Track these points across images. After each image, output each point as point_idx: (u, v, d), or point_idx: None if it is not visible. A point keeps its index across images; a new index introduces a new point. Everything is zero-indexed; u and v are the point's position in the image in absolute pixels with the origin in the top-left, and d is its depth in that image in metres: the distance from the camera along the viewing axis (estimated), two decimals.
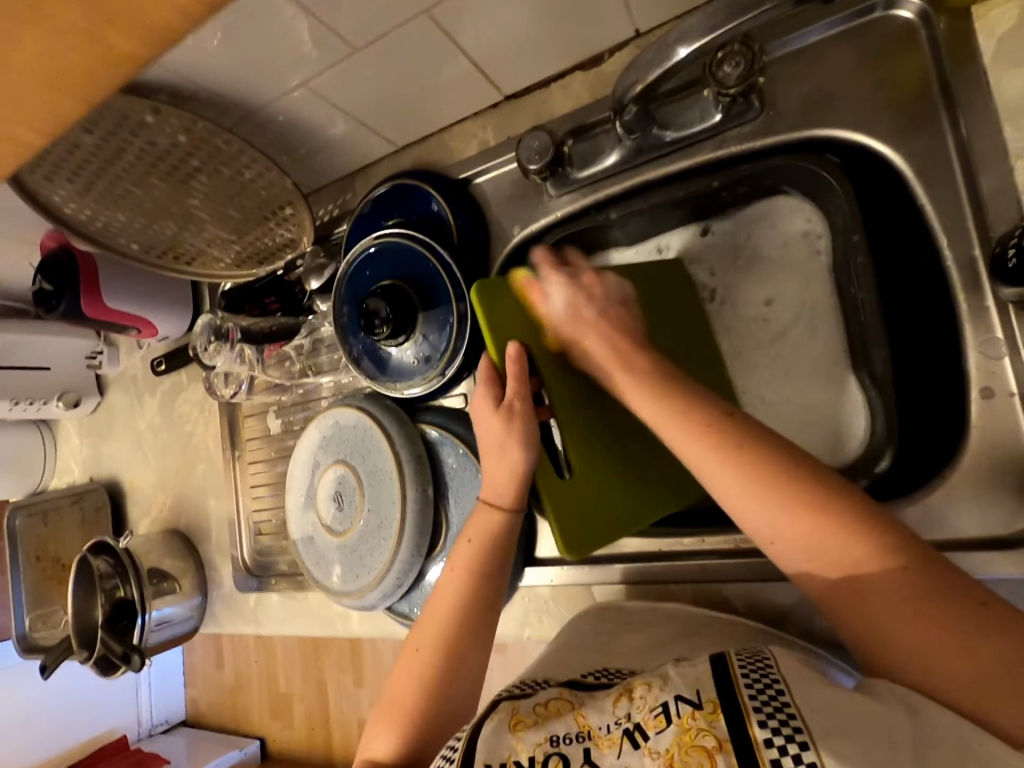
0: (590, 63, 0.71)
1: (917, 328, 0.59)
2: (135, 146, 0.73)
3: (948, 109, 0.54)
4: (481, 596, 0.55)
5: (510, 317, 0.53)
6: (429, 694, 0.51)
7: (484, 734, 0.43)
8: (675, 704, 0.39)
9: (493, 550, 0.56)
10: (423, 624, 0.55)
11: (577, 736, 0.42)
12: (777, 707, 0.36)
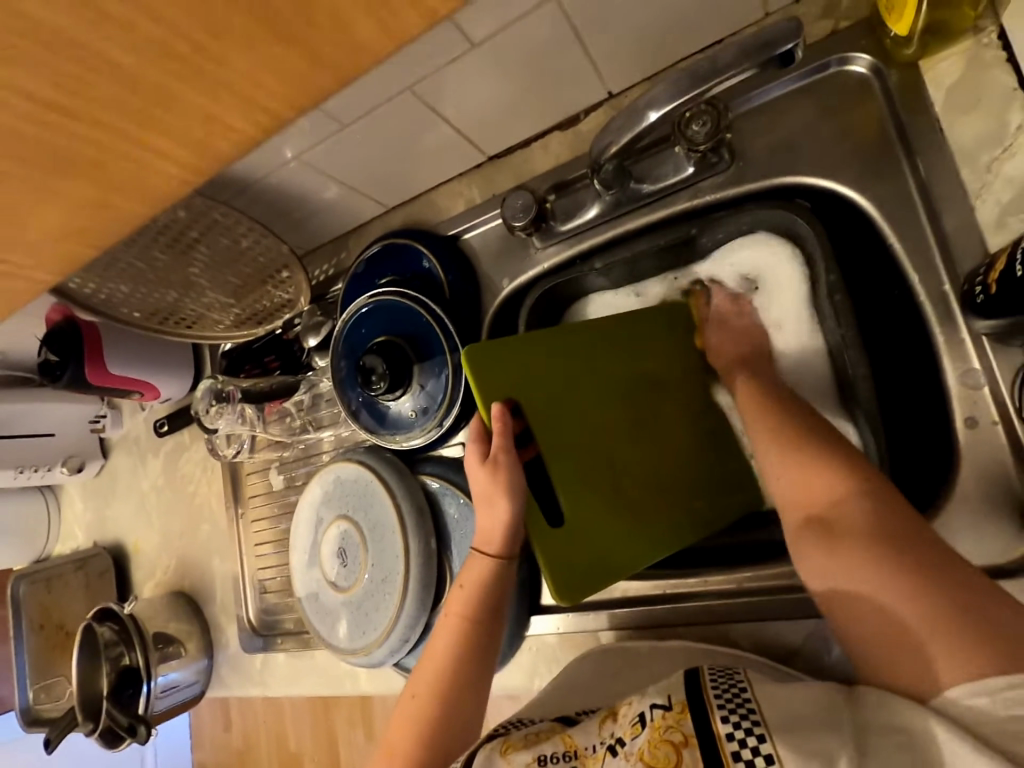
0: (566, 123, 0.75)
1: (899, 359, 0.61)
2: (137, 223, 0.77)
3: (906, 154, 0.57)
4: (474, 645, 0.57)
5: (504, 378, 0.53)
6: (426, 741, 0.53)
7: (479, 760, 0.47)
8: (649, 711, 0.44)
9: (484, 597, 0.57)
10: (422, 668, 0.57)
11: (563, 756, 0.47)
12: (742, 710, 0.41)
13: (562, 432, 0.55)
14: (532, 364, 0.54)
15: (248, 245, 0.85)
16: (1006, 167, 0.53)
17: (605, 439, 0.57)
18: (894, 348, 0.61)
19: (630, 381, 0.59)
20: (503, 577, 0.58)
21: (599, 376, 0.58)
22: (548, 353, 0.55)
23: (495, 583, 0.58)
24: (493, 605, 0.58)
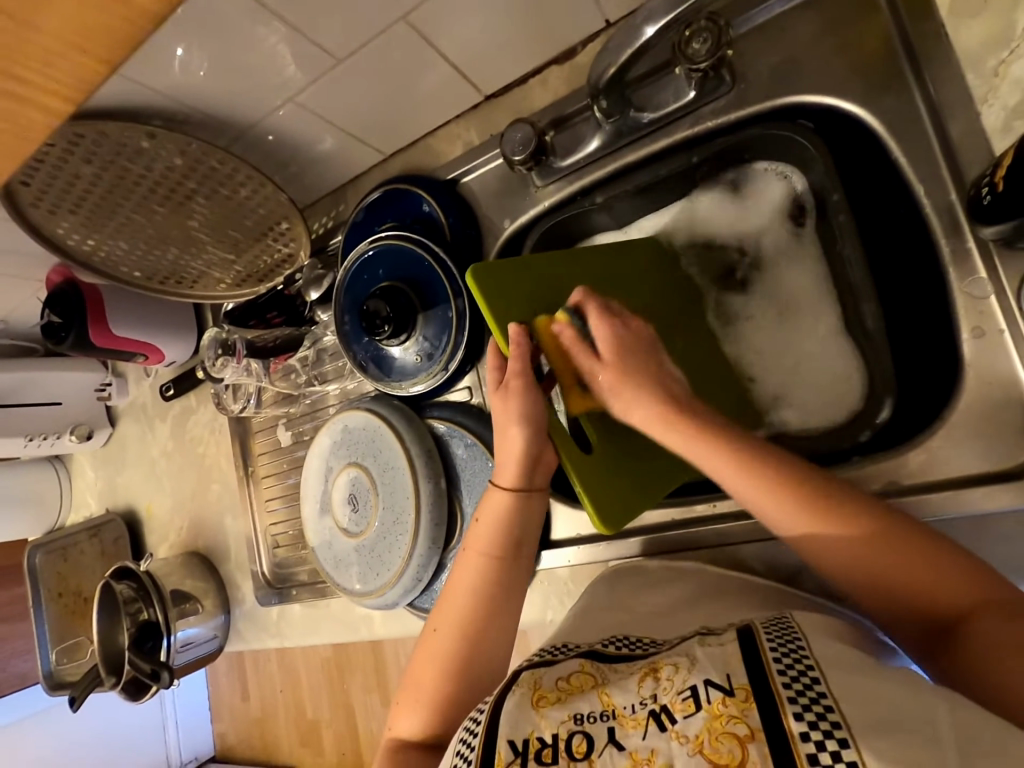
0: (564, 56, 0.73)
1: (904, 278, 0.61)
2: (134, 173, 0.76)
3: (912, 66, 0.56)
4: (499, 581, 0.55)
5: (512, 299, 0.54)
6: (449, 680, 0.52)
7: (508, 708, 0.43)
8: (704, 689, 0.40)
9: (508, 534, 0.56)
10: (444, 604, 0.55)
11: (601, 715, 0.42)
12: (811, 692, 0.38)
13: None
14: (538, 290, 0.55)
15: (247, 195, 0.83)
16: (1014, 70, 0.52)
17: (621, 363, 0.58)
18: (902, 269, 0.61)
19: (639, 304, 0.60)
20: (524, 509, 0.57)
21: (603, 303, 0.59)
22: (553, 280, 0.56)
23: (517, 515, 0.56)
24: (515, 537, 0.56)
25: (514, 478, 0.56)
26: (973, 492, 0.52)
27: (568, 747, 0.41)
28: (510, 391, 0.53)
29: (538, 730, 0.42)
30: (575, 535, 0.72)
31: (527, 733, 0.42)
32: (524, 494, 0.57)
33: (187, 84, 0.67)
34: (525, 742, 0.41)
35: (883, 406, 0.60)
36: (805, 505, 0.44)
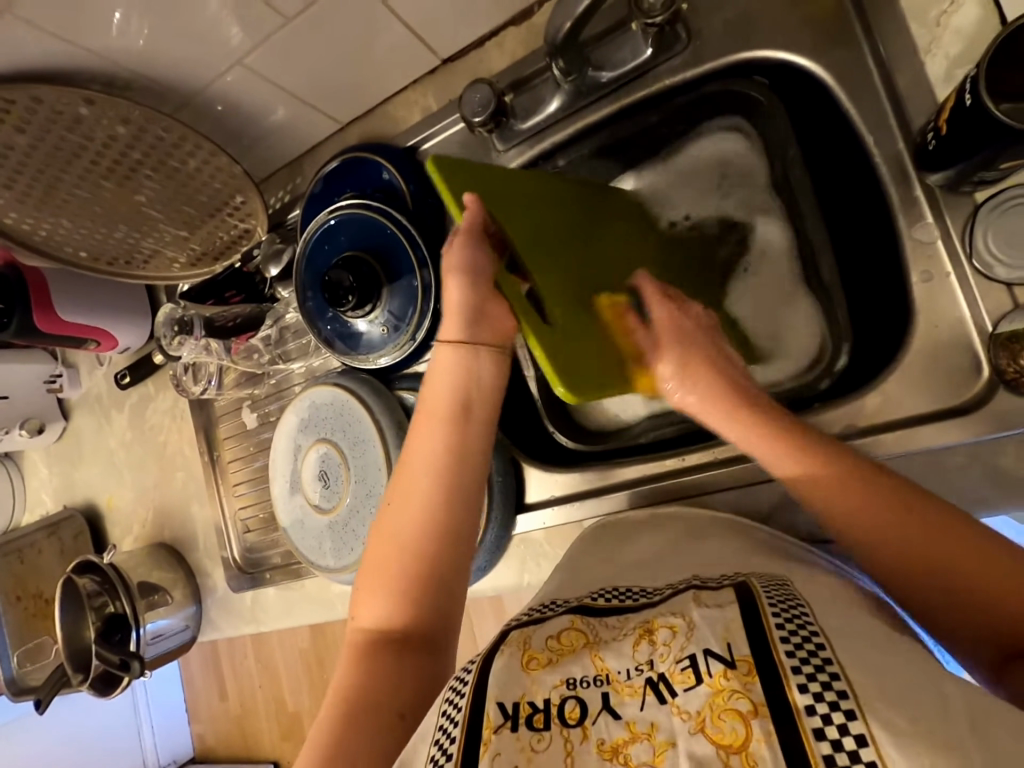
0: (521, 17, 0.72)
1: (858, 229, 0.63)
2: (72, 143, 0.72)
3: (860, 20, 0.57)
4: (458, 444, 0.54)
5: (478, 182, 0.50)
6: (408, 558, 0.50)
7: (496, 669, 0.44)
8: (703, 659, 0.40)
9: (459, 397, 0.55)
10: (398, 483, 0.54)
11: (595, 680, 0.42)
12: (817, 661, 0.38)
13: (541, 244, 0.52)
14: (504, 184, 0.52)
15: (197, 166, 0.80)
16: (955, 20, 0.53)
17: (586, 264, 0.56)
18: (856, 221, 0.63)
19: (599, 226, 0.59)
20: (475, 361, 0.56)
21: (570, 217, 0.56)
22: (515, 179, 0.53)
23: (469, 381, 0.55)
24: (468, 405, 0.55)
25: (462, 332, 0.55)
26: (926, 429, 0.54)
27: (560, 712, 0.41)
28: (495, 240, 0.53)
29: (528, 695, 0.42)
30: (548, 496, 0.73)
31: (517, 697, 0.42)
32: (477, 355, 0.56)
33: (125, 45, 0.63)
34: (515, 704, 0.42)
35: (842, 354, 0.63)
36: (796, 453, 0.47)
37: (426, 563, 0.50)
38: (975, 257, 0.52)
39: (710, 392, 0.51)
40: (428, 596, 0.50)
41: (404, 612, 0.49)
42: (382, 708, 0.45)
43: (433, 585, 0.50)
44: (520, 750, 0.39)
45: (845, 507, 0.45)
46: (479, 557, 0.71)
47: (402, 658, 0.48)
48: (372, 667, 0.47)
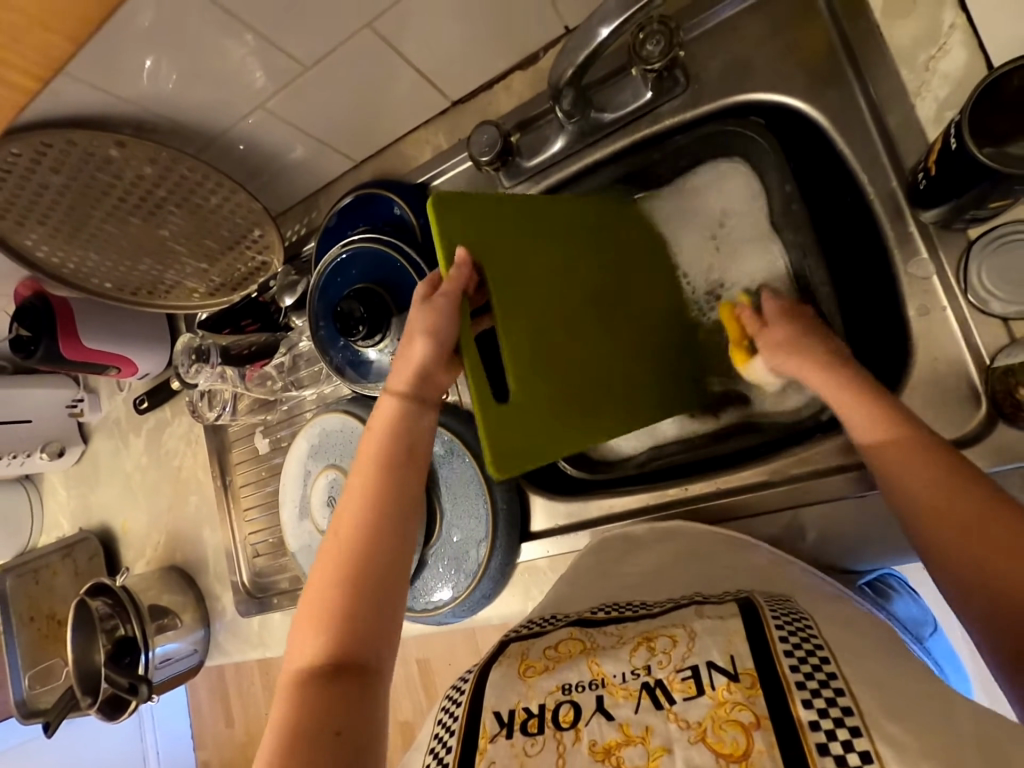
0: (527, 62, 0.76)
1: (856, 262, 0.64)
2: (102, 182, 0.76)
3: (852, 64, 0.59)
4: (394, 485, 0.54)
5: (475, 223, 0.48)
6: (345, 596, 0.49)
7: (494, 679, 0.46)
8: (708, 672, 0.41)
9: (400, 441, 0.55)
10: (337, 522, 0.53)
11: (590, 684, 0.43)
12: (821, 675, 0.39)
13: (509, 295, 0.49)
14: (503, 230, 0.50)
15: (219, 202, 0.84)
16: (942, 64, 0.55)
17: (553, 315, 0.51)
18: (853, 254, 0.64)
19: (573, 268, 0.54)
20: (415, 414, 0.55)
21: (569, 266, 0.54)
22: (522, 215, 0.51)
23: (408, 422, 0.55)
24: (409, 445, 0.55)
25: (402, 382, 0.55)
26: None
27: (555, 717, 0.42)
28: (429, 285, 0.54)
29: (523, 702, 0.44)
30: (552, 525, 0.74)
31: (512, 704, 0.44)
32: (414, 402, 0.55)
33: (154, 91, 0.67)
34: (511, 711, 0.43)
35: None
36: (863, 410, 0.48)
37: (364, 600, 0.49)
38: (969, 292, 0.53)
39: (797, 357, 0.52)
40: (366, 634, 0.48)
41: (340, 652, 0.47)
42: (313, 747, 0.43)
43: (372, 621, 0.49)
44: (513, 755, 0.41)
45: (891, 463, 0.46)
46: (484, 585, 0.73)
47: (338, 697, 0.45)
48: (304, 709, 0.45)
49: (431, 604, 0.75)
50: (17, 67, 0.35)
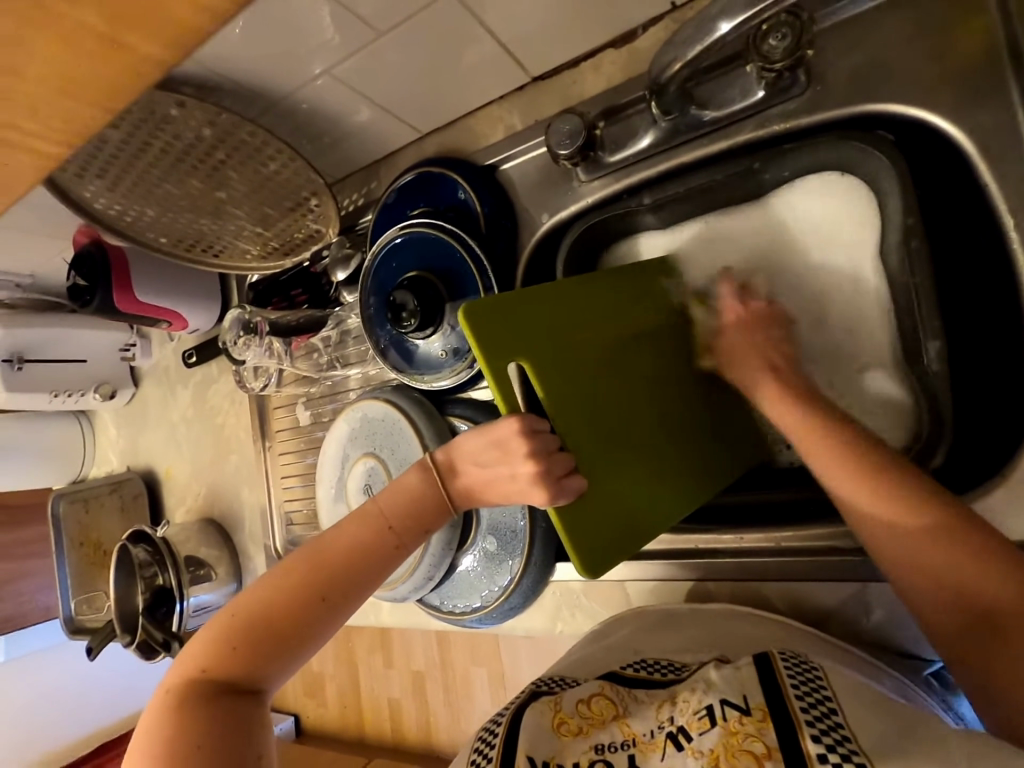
0: (623, 40, 0.67)
1: (976, 314, 0.56)
2: (161, 140, 0.73)
3: (1019, 80, 0.49)
4: (380, 568, 0.50)
5: (592, 525, 0.47)
6: (276, 634, 0.48)
7: (525, 726, 0.44)
8: (720, 708, 0.40)
9: (416, 530, 0.51)
10: (319, 552, 0.50)
11: (622, 744, 0.42)
12: (830, 726, 0.38)
13: (592, 449, 0.49)
14: (603, 477, 0.49)
15: (278, 168, 0.80)
16: None
17: (618, 393, 0.52)
18: (975, 305, 0.56)
19: (665, 483, 0.53)
20: (439, 510, 0.52)
21: (635, 405, 0.53)
22: (597, 491, 0.48)
23: (433, 511, 0.51)
24: (424, 527, 0.52)
25: (445, 462, 0.52)
26: None
27: None
28: (554, 486, 0.45)
29: (557, 758, 0.42)
30: None
31: (546, 755, 0.42)
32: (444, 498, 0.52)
33: (217, 49, 0.63)
34: (545, 764, 0.41)
35: (938, 452, 0.56)
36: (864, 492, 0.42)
37: (295, 648, 0.48)
38: None
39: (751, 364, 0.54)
40: (275, 674, 0.48)
41: (244, 671, 0.47)
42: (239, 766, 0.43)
43: (289, 659, 0.48)
44: None
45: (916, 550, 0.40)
46: (513, 599, 0.71)
47: (227, 729, 0.44)
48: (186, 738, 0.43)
49: (457, 608, 0.75)
50: (76, 42, 0.32)
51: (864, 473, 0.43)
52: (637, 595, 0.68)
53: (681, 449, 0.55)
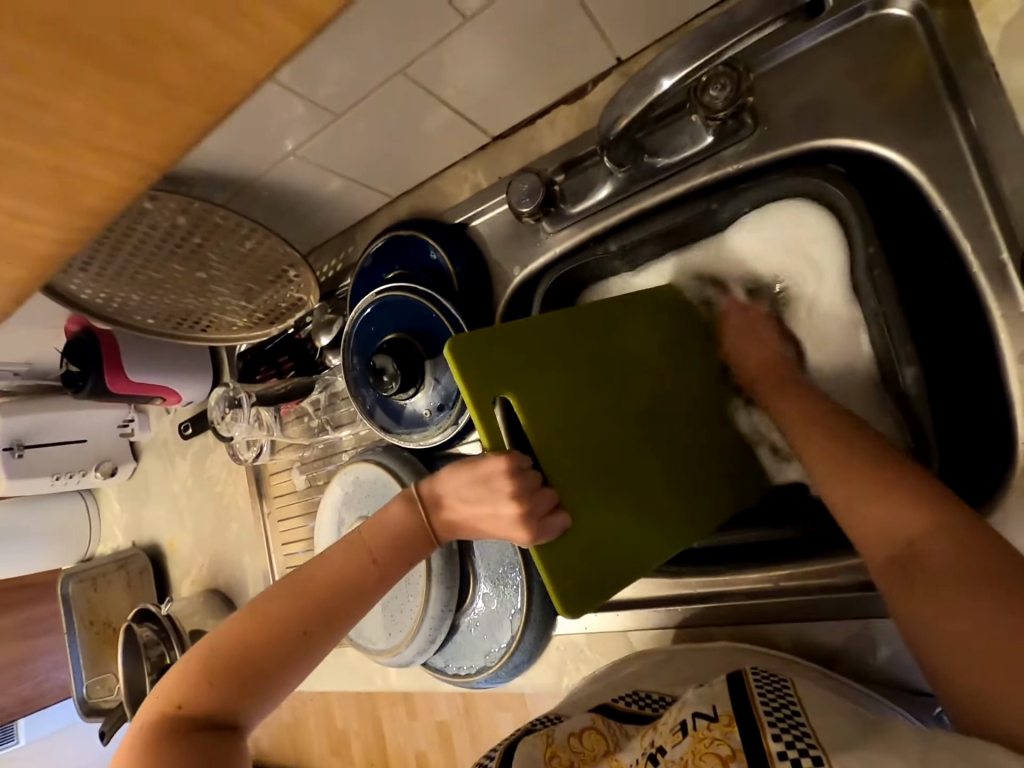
0: (574, 95, 0.69)
1: (947, 335, 0.55)
2: (139, 232, 0.75)
3: (956, 106, 0.50)
4: (363, 598, 0.50)
5: (577, 564, 0.47)
6: (255, 666, 0.47)
7: (521, 757, 0.44)
8: (691, 720, 0.40)
9: (400, 560, 0.52)
10: (302, 582, 0.50)
11: None
12: (793, 727, 0.37)
13: (580, 483, 0.49)
14: (591, 513, 0.49)
15: (254, 245, 0.82)
16: None
17: (605, 432, 0.51)
18: (945, 326, 0.55)
19: (655, 524, 0.52)
20: (424, 536, 0.53)
21: (627, 436, 0.52)
22: (583, 529, 0.48)
23: (416, 542, 0.52)
24: (409, 560, 0.52)
25: (430, 494, 0.53)
26: None
27: None
28: (536, 526, 0.45)
29: None
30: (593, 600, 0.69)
31: None
32: (429, 531, 0.53)
33: None
34: None
35: None
36: (829, 449, 0.45)
37: (274, 680, 0.48)
38: None
39: (756, 347, 0.57)
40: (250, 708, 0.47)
41: (222, 706, 0.46)
42: None
43: (268, 695, 0.47)
44: None
45: (866, 514, 0.41)
46: (517, 656, 0.69)
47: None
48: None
49: (463, 669, 0.73)
50: None
51: (835, 439, 0.45)
52: (641, 645, 0.66)
53: (670, 485, 0.53)
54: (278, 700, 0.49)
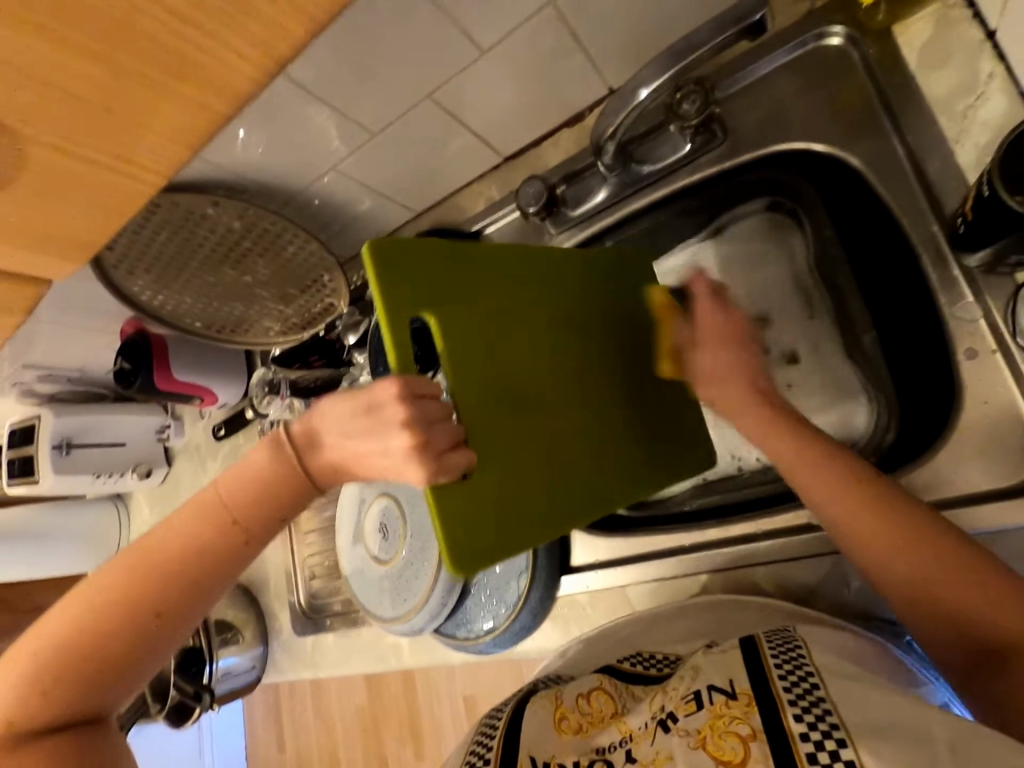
0: (574, 119, 0.81)
1: (899, 304, 0.63)
2: (199, 235, 0.87)
3: (887, 113, 0.61)
4: (218, 569, 0.51)
5: (476, 529, 0.46)
6: (112, 649, 0.49)
7: (531, 724, 0.48)
8: (708, 692, 0.43)
9: (260, 527, 0.51)
10: (148, 561, 0.50)
11: (619, 742, 0.45)
12: (812, 700, 0.40)
13: (490, 438, 0.48)
14: (499, 480, 0.48)
15: (296, 250, 0.93)
16: (981, 113, 0.56)
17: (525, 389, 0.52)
18: (896, 297, 0.64)
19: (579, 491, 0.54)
20: (284, 496, 0.51)
21: (548, 402, 0.53)
22: (489, 489, 0.47)
23: (279, 499, 0.51)
24: (276, 514, 0.51)
25: (301, 440, 0.50)
26: (976, 509, 0.53)
27: None
28: (433, 460, 0.44)
29: (557, 756, 0.45)
30: (594, 558, 0.75)
31: (547, 753, 0.46)
32: (301, 480, 0.51)
33: (245, 156, 0.78)
34: (546, 761, 0.45)
35: (889, 431, 0.61)
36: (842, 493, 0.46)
37: (134, 658, 0.50)
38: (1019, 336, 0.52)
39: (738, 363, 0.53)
40: (120, 682, 0.50)
41: (85, 697, 0.49)
42: None
43: (134, 675, 0.50)
44: None
45: (888, 554, 0.44)
46: (523, 618, 0.74)
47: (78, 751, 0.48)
48: (31, 752, 0.47)
49: (472, 632, 0.77)
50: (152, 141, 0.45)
51: (857, 479, 0.46)
52: (637, 599, 0.72)
53: (581, 450, 0.55)
54: (157, 667, 0.52)
